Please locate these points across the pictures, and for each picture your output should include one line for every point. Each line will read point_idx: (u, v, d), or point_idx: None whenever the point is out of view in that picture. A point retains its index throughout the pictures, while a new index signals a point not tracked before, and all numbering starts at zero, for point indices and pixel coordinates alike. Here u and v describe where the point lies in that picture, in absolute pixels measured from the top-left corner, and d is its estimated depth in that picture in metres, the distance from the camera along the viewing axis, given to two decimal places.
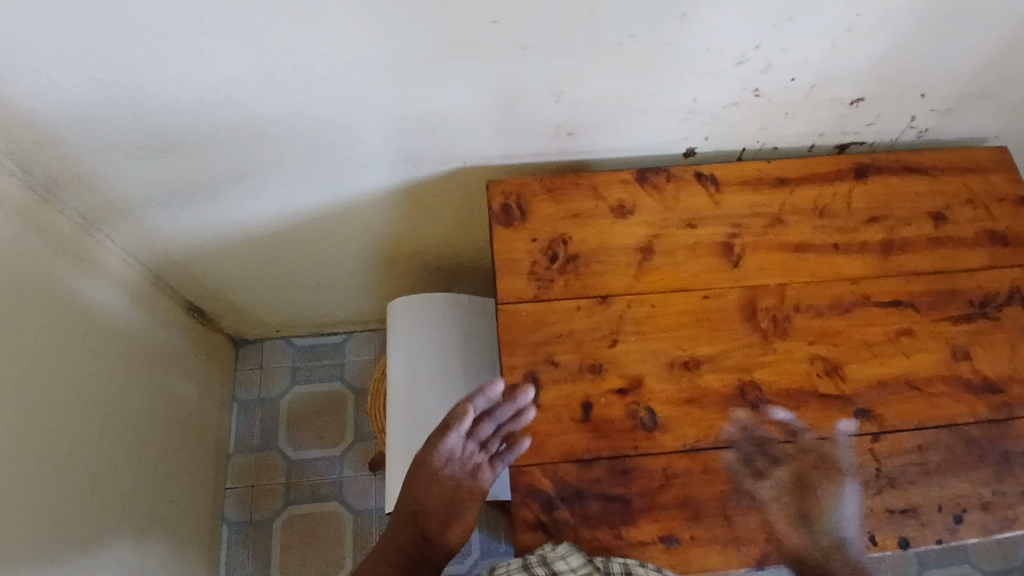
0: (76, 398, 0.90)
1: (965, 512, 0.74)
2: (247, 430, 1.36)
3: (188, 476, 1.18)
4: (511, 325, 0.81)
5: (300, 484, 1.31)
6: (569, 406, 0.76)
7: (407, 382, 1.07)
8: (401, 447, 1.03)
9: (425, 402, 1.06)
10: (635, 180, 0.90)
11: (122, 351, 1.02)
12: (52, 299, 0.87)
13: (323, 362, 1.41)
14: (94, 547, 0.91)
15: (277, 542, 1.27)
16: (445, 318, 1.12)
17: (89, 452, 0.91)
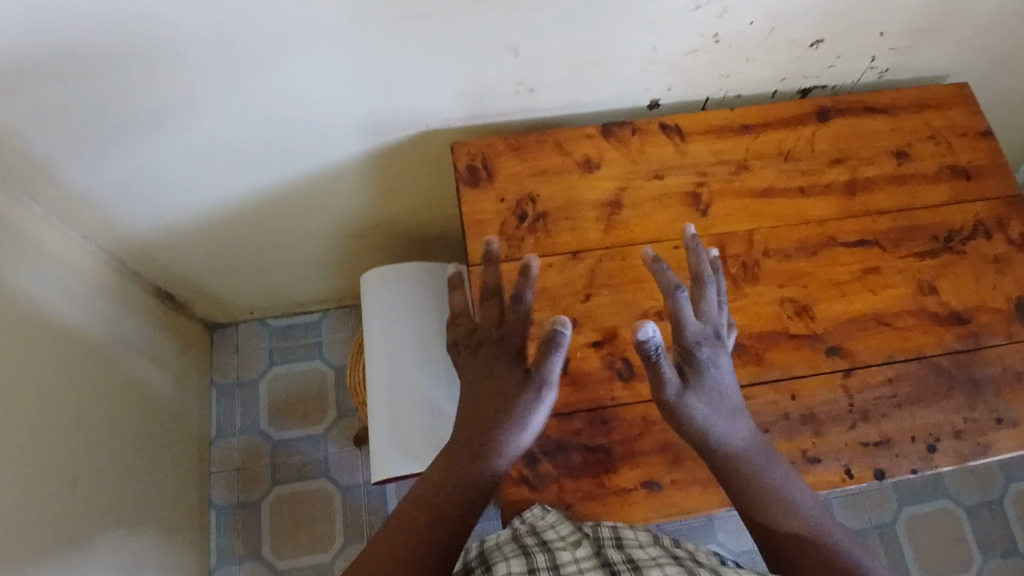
0: (49, 391, 0.87)
1: (936, 441, 0.76)
2: (228, 414, 1.34)
3: (171, 465, 1.17)
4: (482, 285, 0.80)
5: (286, 464, 1.31)
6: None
7: (386, 353, 1.07)
8: (384, 418, 1.03)
9: (405, 372, 1.05)
10: (600, 134, 0.89)
11: (92, 340, 0.99)
12: (13, 291, 0.84)
13: (300, 341, 1.40)
14: (80, 539, 0.90)
15: (268, 523, 1.27)
16: (420, 288, 1.11)
17: (66, 447, 0.89)
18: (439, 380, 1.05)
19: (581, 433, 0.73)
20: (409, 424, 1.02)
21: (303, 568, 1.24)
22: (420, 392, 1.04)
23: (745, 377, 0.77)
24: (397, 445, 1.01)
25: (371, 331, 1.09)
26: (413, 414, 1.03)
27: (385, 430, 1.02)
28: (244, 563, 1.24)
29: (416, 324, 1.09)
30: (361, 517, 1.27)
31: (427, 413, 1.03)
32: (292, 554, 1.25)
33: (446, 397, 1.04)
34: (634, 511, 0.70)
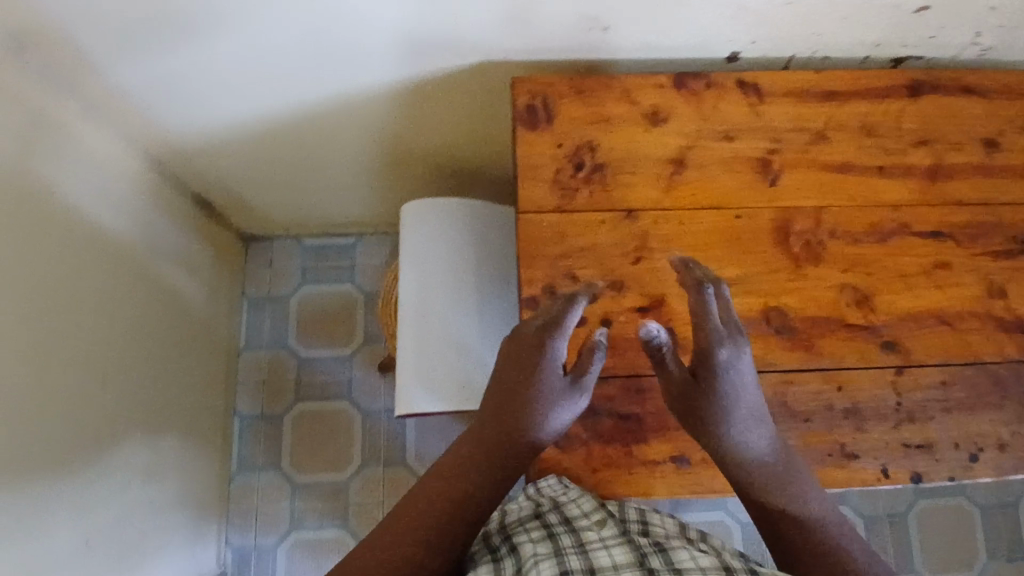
0: (81, 292, 0.88)
1: (981, 451, 0.73)
2: (257, 327, 1.36)
3: (198, 372, 1.19)
4: (531, 234, 0.77)
5: (311, 382, 1.33)
6: (587, 322, 0.73)
7: (420, 288, 1.04)
8: (411, 352, 1.02)
9: (437, 310, 1.04)
10: (671, 85, 0.83)
11: (128, 244, 0.99)
12: (51, 187, 0.82)
13: (332, 263, 1.39)
14: (105, 437, 0.92)
15: (288, 436, 1.30)
16: (459, 225, 1.08)
17: (95, 346, 0.90)
18: (471, 321, 1.04)
19: (615, 399, 0.71)
20: (437, 361, 1.02)
21: (318, 484, 1.28)
22: (451, 331, 1.03)
23: (793, 362, 0.73)
24: (423, 380, 1.01)
25: (406, 262, 1.07)
26: (441, 352, 1.02)
27: (412, 364, 1.02)
28: (262, 472, 1.29)
29: (452, 261, 1.06)
30: (378, 442, 1.30)
31: (455, 353, 1.02)
32: (309, 470, 1.29)
33: (475, 339, 1.03)
34: (659, 484, 0.69)
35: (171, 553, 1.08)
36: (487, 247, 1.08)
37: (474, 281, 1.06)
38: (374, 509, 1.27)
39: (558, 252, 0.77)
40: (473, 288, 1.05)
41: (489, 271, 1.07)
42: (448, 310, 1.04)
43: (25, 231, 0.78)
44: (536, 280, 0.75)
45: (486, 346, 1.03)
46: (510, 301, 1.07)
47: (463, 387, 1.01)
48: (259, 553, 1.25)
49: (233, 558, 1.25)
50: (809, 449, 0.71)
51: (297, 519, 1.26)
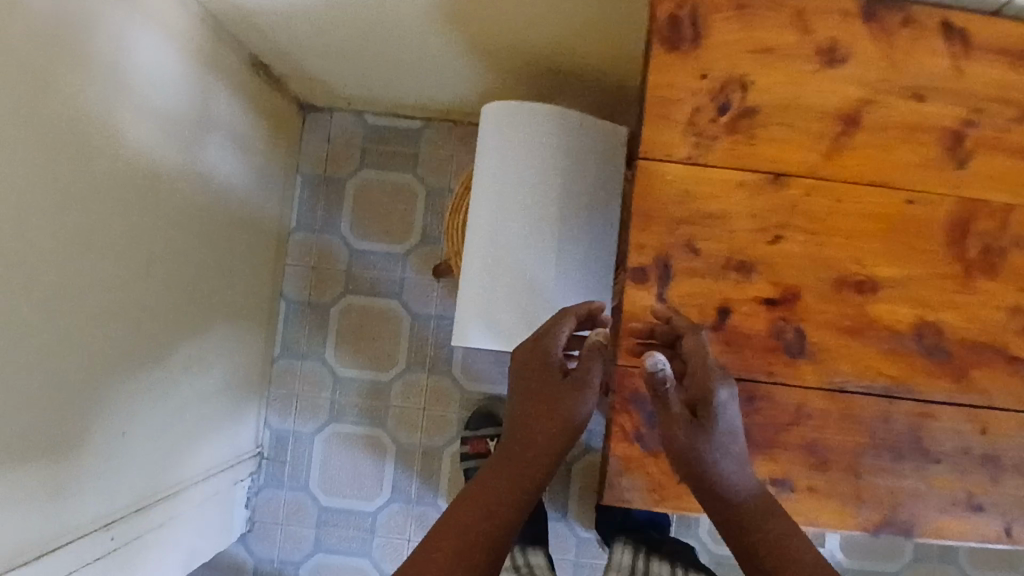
0: (135, 173, 0.78)
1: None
2: (309, 209, 1.26)
3: (247, 256, 1.12)
4: (651, 188, 0.63)
5: (361, 276, 1.25)
6: (701, 307, 0.61)
7: (496, 209, 0.92)
8: (477, 280, 0.92)
9: (512, 235, 0.92)
10: (859, 14, 0.64)
11: (184, 116, 0.86)
12: (97, 47, 0.69)
13: (395, 149, 1.26)
14: (157, 327, 0.87)
15: (333, 328, 1.25)
16: (549, 137, 0.92)
17: (145, 232, 0.81)
18: (547, 253, 0.92)
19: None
20: (504, 293, 0.92)
21: (360, 380, 1.25)
22: (524, 261, 0.92)
23: (935, 391, 0.62)
24: (486, 312, 0.92)
25: (483, 175, 0.93)
26: (510, 284, 0.92)
27: (477, 293, 0.92)
28: (305, 360, 1.25)
29: (536, 179, 0.92)
30: (424, 348, 1.24)
31: (525, 286, 0.92)
32: (351, 365, 1.25)
33: (549, 274, 0.92)
34: None
35: (213, 436, 1.08)
36: (578, 168, 0.93)
37: (557, 207, 0.92)
38: (414, 413, 1.24)
39: (681, 215, 0.62)
40: (554, 216, 0.92)
41: (576, 197, 0.93)
42: (524, 238, 0.92)
43: (70, 104, 0.66)
44: (650, 245, 0.62)
45: (559, 283, 0.93)
46: (593, 235, 0.95)
47: (528, 324, 0.92)
48: (297, 438, 1.25)
49: (272, 438, 1.25)
50: (931, 493, 0.61)
51: (336, 412, 1.25)
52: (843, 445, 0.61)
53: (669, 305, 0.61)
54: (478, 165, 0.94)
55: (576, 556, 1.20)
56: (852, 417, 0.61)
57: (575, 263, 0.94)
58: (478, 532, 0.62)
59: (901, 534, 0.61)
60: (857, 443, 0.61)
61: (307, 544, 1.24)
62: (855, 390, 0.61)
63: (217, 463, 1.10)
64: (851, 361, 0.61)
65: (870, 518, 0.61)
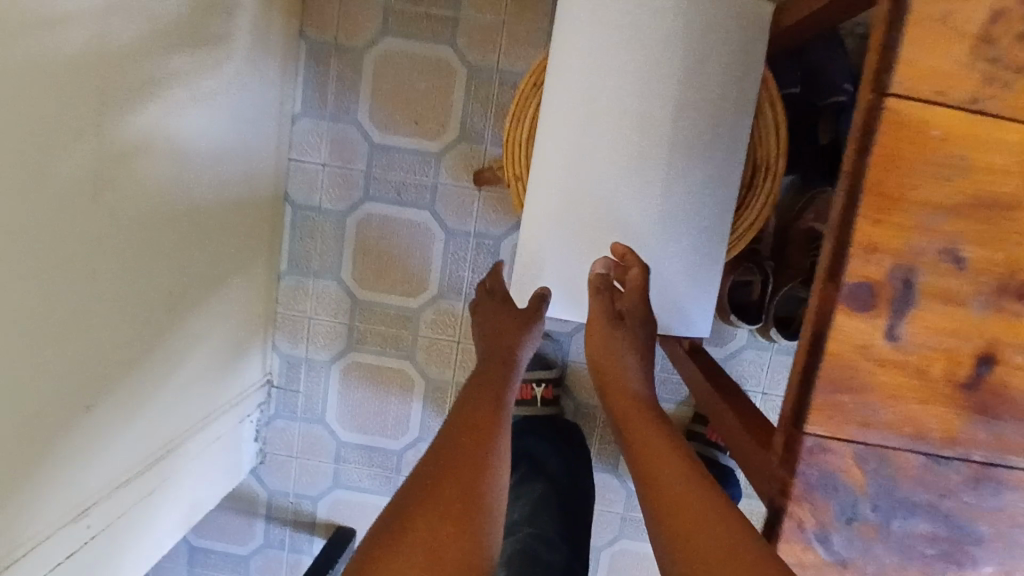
0: (52, 52, 0.51)
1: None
2: (317, 88, 0.98)
3: (242, 153, 0.86)
4: (893, 154, 0.39)
5: (384, 179, 1.00)
6: (952, 355, 0.40)
7: (583, 119, 0.66)
8: (552, 219, 0.68)
9: (603, 160, 0.66)
10: None
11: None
12: None
13: (429, 9, 0.95)
14: (117, 267, 0.65)
15: (351, 243, 1.02)
16: (667, 15, 0.63)
17: (80, 148, 0.56)
18: (650, 188, 0.67)
19: (955, 491, 0.41)
20: (586, 241, 0.68)
21: (383, 305, 1.04)
22: (617, 198, 0.67)
23: None
24: (561, 264, 0.69)
25: (566, 61, 0.65)
26: (596, 229, 0.68)
27: (550, 237, 0.68)
28: (319, 278, 1.04)
29: (644, 78, 0.64)
30: (460, 273, 1.03)
31: (616, 233, 0.68)
32: (374, 290, 1.04)
33: (649, 219, 0.67)
34: None
35: (210, 375, 0.89)
36: (705, 62, 0.65)
37: (670, 121, 0.65)
38: (445, 348, 1.05)
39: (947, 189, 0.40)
40: (664, 135, 0.66)
41: (699, 107, 0.65)
42: (618, 165, 0.66)
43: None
44: (889, 248, 0.39)
45: (663, 231, 0.67)
46: (720, 165, 0.67)
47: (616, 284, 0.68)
48: (310, 367, 1.07)
49: (282, 365, 1.07)
50: None
51: (355, 339, 1.05)
52: None
53: (904, 346, 0.40)
54: (557, 44, 0.65)
55: (625, 510, 1.07)
56: None
57: (689, 206, 0.67)
58: (443, 536, 0.47)
59: None
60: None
61: (324, 481, 1.11)
62: None
63: (216, 405, 0.93)
64: None
65: None
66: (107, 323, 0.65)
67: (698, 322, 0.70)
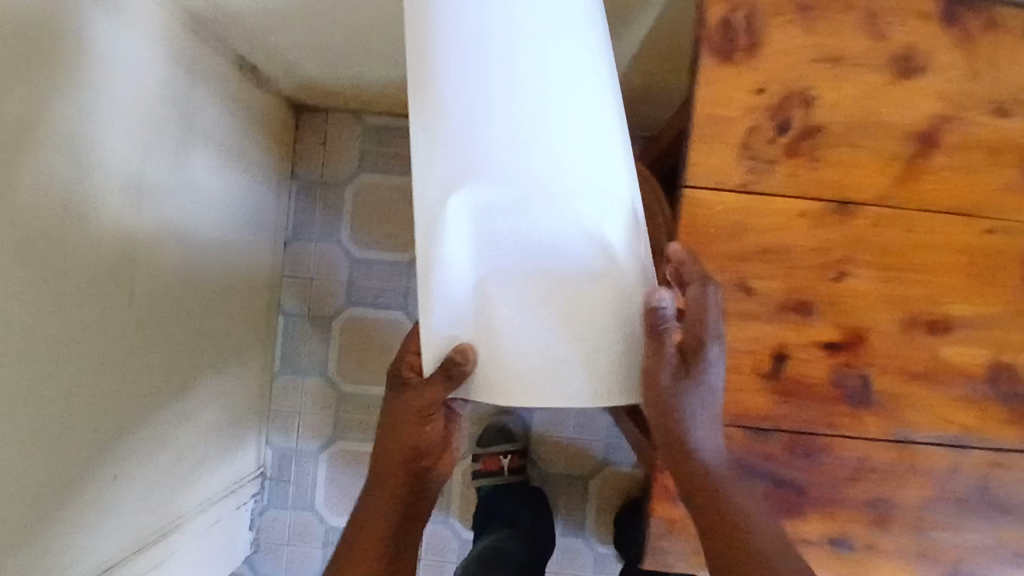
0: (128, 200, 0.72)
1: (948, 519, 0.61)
2: (309, 214, 1.19)
3: (243, 270, 1.05)
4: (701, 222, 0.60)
5: (363, 287, 1.19)
6: (756, 355, 0.61)
7: (459, 114, 0.51)
8: (447, 263, 0.52)
9: (495, 166, 0.51)
10: (936, 17, 0.60)
11: (171, 124, 0.80)
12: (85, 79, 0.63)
13: (398, 150, 1.19)
14: (155, 359, 0.82)
15: (335, 342, 1.19)
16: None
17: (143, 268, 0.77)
18: (554, 184, 0.51)
19: (776, 458, 0.61)
20: (498, 282, 0.53)
21: (366, 395, 1.19)
22: (517, 206, 0.51)
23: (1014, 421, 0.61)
24: (471, 317, 0.54)
25: (418, 57, 0.52)
26: (504, 258, 0.53)
27: (449, 282, 0.53)
28: (308, 376, 1.19)
29: (507, 45, 0.50)
30: None
31: (530, 256, 0.53)
32: (356, 381, 1.19)
33: (565, 227, 0.52)
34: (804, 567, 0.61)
35: (217, 458, 1.02)
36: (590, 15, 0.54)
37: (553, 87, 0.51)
38: None
39: (735, 248, 0.60)
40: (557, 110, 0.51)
41: (590, 73, 0.53)
42: (508, 167, 0.51)
43: (46, 134, 0.58)
44: None
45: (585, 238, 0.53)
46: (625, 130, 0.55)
47: (540, 324, 0.53)
48: (300, 458, 1.19)
49: (274, 457, 1.19)
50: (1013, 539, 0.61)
51: (341, 427, 1.19)
52: (908, 497, 0.61)
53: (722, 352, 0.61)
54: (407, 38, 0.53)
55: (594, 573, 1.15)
56: (917, 468, 0.61)
57: None
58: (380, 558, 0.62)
59: None
60: (922, 495, 0.61)
61: (313, 567, 1.18)
62: (924, 442, 0.61)
63: (218, 488, 1.04)
64: (920, 406, 0.61)
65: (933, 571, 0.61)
66: (146, 401, 0.81)
67: (636, 362, 0.55)
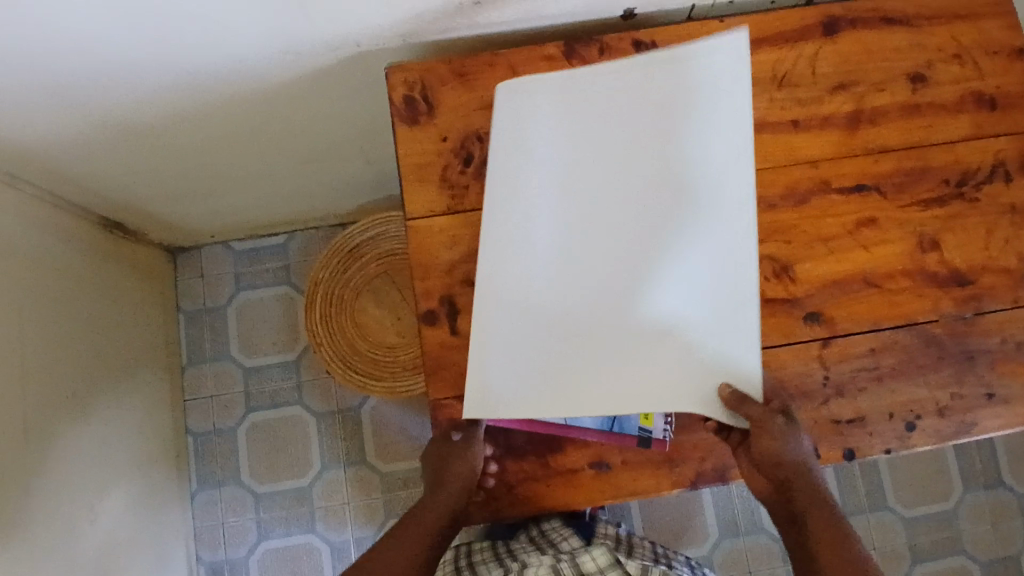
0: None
1: (690, 435, 0.70)
2: (200, 340, 1.32)
3: (135, 398, 1.17)
4: (422, 244, 0.72)
5: (260, 391, 1.30)
6: None
7: (512, 237, 0.69)
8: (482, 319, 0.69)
9: (525, 246, 0.69)
10: (562, 55, 0.75)
11: (36, 280, 0.96)
12: None
13: (266, 266, 1.33)
14: (42, 479, 0.92)
15: (243, 447, 1.28)
16: (658, 102, 0.69)
17: (15, 401, 0.89)
18: (600, 287, 0.68)
19: None
20: (518, 336, 0.68)
21: (280, 492, 1.27)
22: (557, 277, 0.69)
23: None
24: (495, 372, 0.68)
25: (500, 196, 0.70)
26: (525, 319, 0.68)
27: (490, 353, 0.68)
28: (224, 486, 1.28)
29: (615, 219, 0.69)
30: (336, 446, 1.28)
31: (563, 341, 0.68)
32: (269, 480, 1.27)
33: (612, 332, 0.68)
34: (572, 496, 0.68)
35: None
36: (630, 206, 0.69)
37: (636, 217, 0.68)
38: (340, 510, 1.26)
39: (454, 257, 0.71)
40: (641, 244, 0.68)
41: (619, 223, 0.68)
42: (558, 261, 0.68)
43: None
44: (435, 291, 0.71)
45: (619, 317, 0.67)
46: (723, 218, 0.68)
47: (557, 375, 0.67)
48: (232, 567, 1.26)
49: (207, 573, 1.26)
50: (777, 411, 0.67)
51: (265, 529, 1.26)
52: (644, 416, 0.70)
53: (463, 335, 0.70)
54: (495, 162, 0.71)
55: None
56: None
57: None
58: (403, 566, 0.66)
59: (714, 482, 0.69)
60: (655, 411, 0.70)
61: None
62: None
63: None
64: None
65: (684, 473, 0.69)
66: (38, 518, 0.90)
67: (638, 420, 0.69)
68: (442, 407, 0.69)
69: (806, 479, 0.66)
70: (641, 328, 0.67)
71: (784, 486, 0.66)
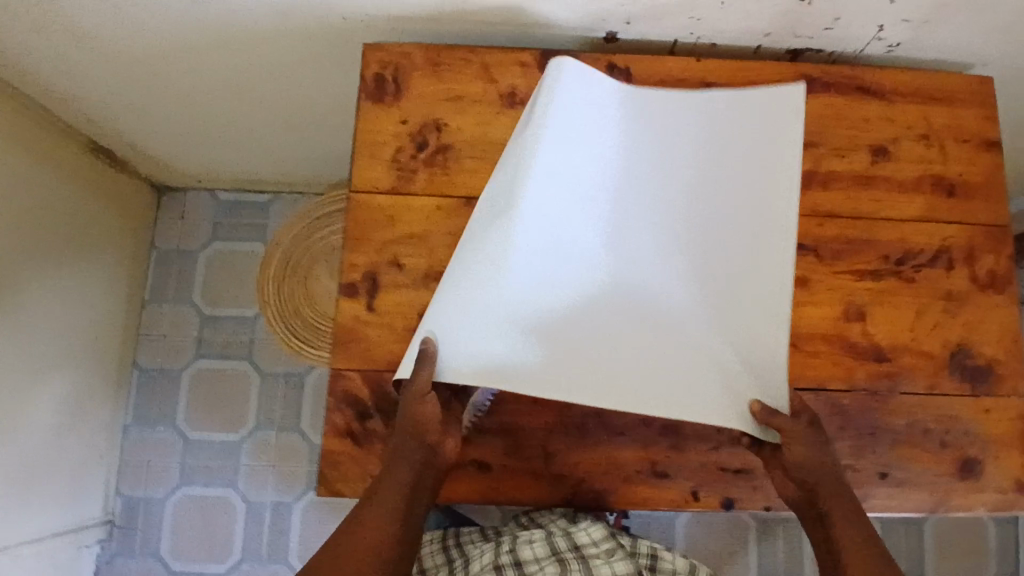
0: None
1: (576, 454, 0.70)
2: (166, 279, 1.34)
3: (87, 322, 1.19)
4: (359, 218, 0.73)
5: (212, 340, 1.31)
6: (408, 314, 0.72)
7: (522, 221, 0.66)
8: (472, 287, 0.63)
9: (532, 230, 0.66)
10: (535, 65, 0.76)
11: (8, 188, 0.98)
12: None
13: (243, 220, 1.35)
14: None
15: (184, 391, 1.30)
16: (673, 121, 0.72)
17: None
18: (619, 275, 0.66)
19: None
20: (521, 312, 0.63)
21: (210, 442, 1.28)
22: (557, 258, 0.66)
23: None
24: (490, 351, 0.61)
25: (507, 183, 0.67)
26: (523, 289, 0.64)
27: (489, 329, 0.62)
28: (157, 425, 1.29)
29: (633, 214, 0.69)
30: (274, 407, 1.29)
31: (576, 319, 0.64)
32: (202, 428, 1.29)
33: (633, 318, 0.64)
34: (450, 489, 0.69)
35: (51, 498, 1.13)
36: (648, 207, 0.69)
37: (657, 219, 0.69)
38: (263, 472, 1.27)
39: (386, 237, 0.73)
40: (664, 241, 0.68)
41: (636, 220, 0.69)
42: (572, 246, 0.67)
43: None
44: (361, 266, 0.72)
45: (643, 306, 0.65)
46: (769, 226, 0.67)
47: (564, 351, 0.62)
48: (148, 505, 1.27)
49: (123, 506, 1.27)
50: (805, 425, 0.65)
51: (187, 475, 1.27)
52: (536, 426, 0.70)
53: (379, 314, 0.71)
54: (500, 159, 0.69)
55: None
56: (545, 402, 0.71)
57: None
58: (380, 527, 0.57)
59: (591, 504, 0.69)
60: (548, 424, 0.70)
61: None
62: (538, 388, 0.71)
63: (53, 524, 1.13)
64: None
65: (564, 489, 0.69)
66: None
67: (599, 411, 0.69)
68: (342, 378, 0.70)
69: (831, 478, 0.62)
70: (669, 322, 0.65)
71: (810, 492, 0.62)
